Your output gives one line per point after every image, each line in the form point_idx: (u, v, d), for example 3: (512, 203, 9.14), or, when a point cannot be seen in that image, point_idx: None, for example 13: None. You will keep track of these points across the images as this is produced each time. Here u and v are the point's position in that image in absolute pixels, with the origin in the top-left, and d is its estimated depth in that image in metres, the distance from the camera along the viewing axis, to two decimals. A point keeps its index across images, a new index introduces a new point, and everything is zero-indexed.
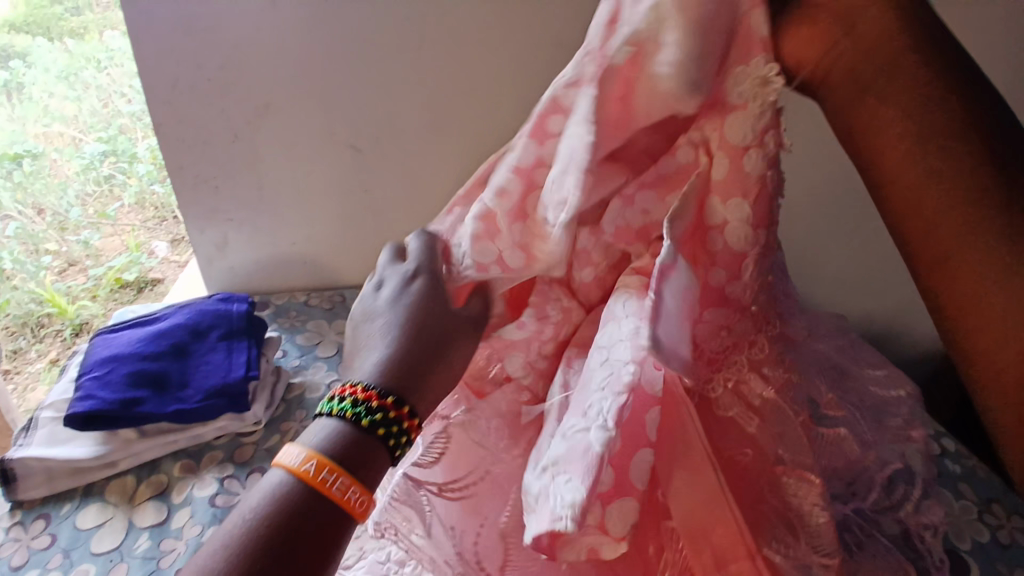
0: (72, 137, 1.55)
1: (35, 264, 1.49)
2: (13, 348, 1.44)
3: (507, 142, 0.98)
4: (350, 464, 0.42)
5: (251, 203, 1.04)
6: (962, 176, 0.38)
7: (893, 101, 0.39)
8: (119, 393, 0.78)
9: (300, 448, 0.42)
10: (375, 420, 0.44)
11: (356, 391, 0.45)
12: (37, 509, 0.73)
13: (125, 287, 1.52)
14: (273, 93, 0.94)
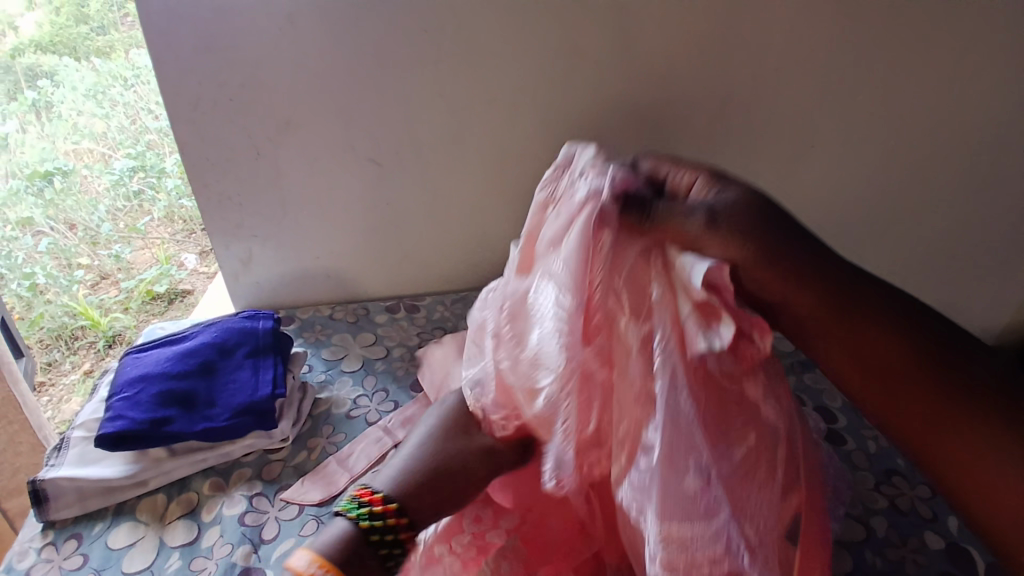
0: (102, 154, 1.58)
1: (69, 279, 1.50)
2: (48, 360, 1.46)
3: (528, 152, 0.98)
4: (344, 565, 0.55)
5: (274, 218, 1.04)
6: (926, 386, 0.50)
7: (872, 328, 0.52)
8: (149, 414, 0.78)
9: (307, 551, 0.56)
10: (371, 522, 0.57)
11: (368, 497, 0.59)
12: (70, 529, 0.74)
13: (157, 298, 1.53)
14: (294, 110, 0.94)
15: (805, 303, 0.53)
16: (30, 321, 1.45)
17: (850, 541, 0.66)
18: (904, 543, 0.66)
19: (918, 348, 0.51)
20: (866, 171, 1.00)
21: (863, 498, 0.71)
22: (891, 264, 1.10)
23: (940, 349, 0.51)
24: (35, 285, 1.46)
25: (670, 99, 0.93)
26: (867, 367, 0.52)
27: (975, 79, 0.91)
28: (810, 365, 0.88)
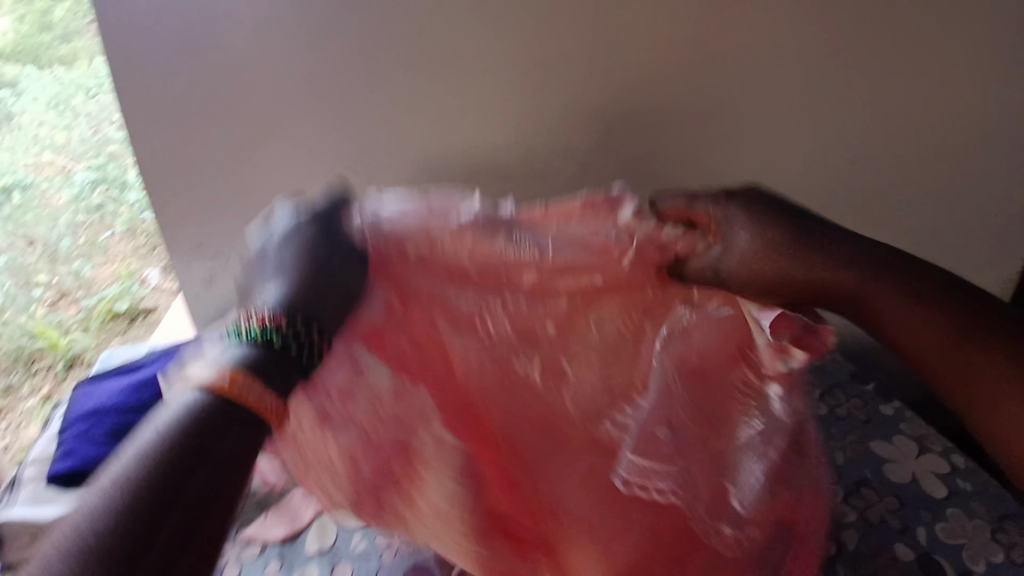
0: (63, 166, 1.56)
1: (27, 298, 1.43)
2: (5, 385, 1.36)
3: (500, 162, 0.96)
4: (251, 370, 0.48)
5: (239, 235, 1.01)
6: (949, 336, 0.51)
7: (890, 297, 0.54)
8: (102, 451, 0.75)
9: (213, 366, 0.48)
10: (277, 338, 0.51)
11: (260, 319, 0.51)
12: None
13: (116, 318, 1.47)
14: (260, 119, 0.91)
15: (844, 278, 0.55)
16: None
17: (821, 556, 0.67)
18: (875, 555, 0.67)
19: (936, 303, 0.53)
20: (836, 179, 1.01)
21: (833, 511, 0.71)
22: None
23: (975, 317, 0.51)
24: None
25: (639, 111, 0.92)
26: (915, 339, 0.53)
27: (944, 92, 0.90)
28: None
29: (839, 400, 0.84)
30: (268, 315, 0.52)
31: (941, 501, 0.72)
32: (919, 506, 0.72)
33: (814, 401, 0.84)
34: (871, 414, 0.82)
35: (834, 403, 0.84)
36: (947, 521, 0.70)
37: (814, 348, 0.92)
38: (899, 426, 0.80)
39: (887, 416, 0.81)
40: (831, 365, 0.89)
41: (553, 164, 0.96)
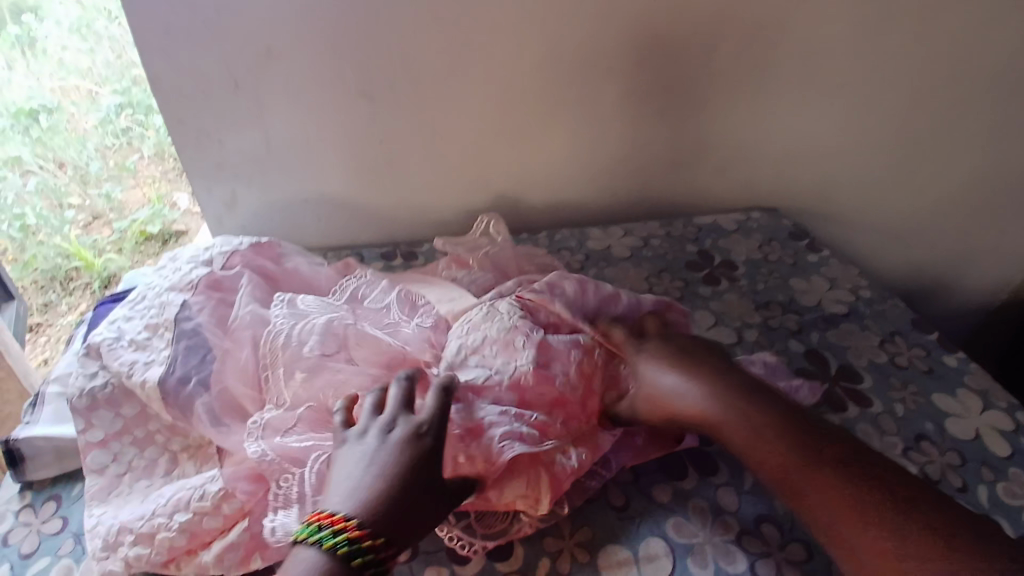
0: (89, 90, 1.40)
1: (59, 219, 1.39)
2: (44, 302, 1.36)
3: (533, 86, 0.91)
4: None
5: (258, 156, 0.95)
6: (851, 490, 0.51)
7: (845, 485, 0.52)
8: None
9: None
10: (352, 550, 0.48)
11: (331, 519, 0.49)
12: (48, 491, 0.70)
13: (150, 239, 1.42)
14: (273, 35, 0.84)
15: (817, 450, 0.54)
16: (23, 262, 1.36)
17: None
18: None
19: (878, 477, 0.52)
20: (898, 108, 0.95)
21: None
22: (920, 207, 1.07)
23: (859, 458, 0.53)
24: (26, 226, 1.36)
25: (690, 23, 0.86)
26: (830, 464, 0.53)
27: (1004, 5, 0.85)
28: (835, 320, 0.85)
29: (899, 348, 0.82)
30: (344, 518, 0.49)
31: (1003, 462, 0.70)
32: (981, 464, 0.69)
33: (873, 347, 0.82)
34: (932, 364, 0.81)
35: (895, 351, 0.82)
36: (1009, 482, 0.67)
37: (872, 294, 0.90)
38: (960, 383, 0.78)
39: (947, 370, 0.80)
40: (889, 313, 0.88)
41: (598, 84, 0.91)
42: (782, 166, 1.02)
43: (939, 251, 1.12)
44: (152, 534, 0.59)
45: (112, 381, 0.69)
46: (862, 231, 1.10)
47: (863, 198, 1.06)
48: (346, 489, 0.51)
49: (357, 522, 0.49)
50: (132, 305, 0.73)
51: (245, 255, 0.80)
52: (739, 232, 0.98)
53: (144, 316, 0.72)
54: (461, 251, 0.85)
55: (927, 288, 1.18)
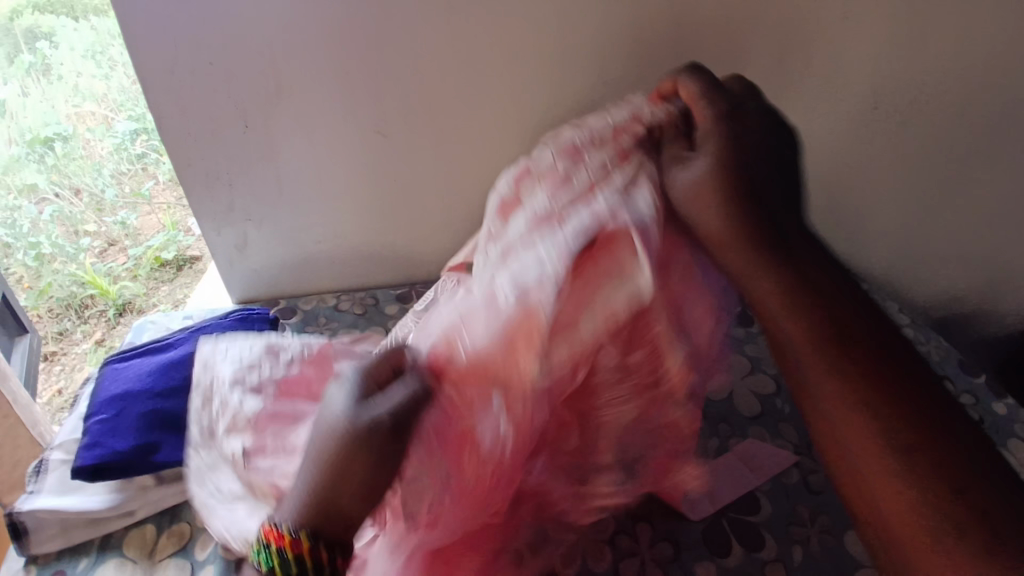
0: (104, 116, 1.35)
1: (74, 246, 1.34)
2: (58, 330, 1.30)
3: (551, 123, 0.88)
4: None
5: (269, 198, 0.92)
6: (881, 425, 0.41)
7: (863, 415, 0.42)
8: (133, 441, 0.69)
9: None
10: (291, 557, 0.46)
11: (267, 533, 0.47)
12: (52, 566, 0.66)
13: (163, 266, 1.36)
14: (283, 70, 0.81)
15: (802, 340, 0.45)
16: (37, 290, 1.31)
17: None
18: None
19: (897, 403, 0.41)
20: (930, 132, 0.91)
21: None
22: (954, 236, 1.02)
23: (930, 417, 0.41)
24: (41, 254, 1.32)
25: (715, 52, 0.83)
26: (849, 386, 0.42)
27: None
28: None
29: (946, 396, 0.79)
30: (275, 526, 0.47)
31: None
32: None
33: None
34: (982, 413, 0.78)
35: None
36: None
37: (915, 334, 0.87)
38: (1012, 434, 0.75)
39: (998, 419, 0.77)
40: (934, 355, 0.84)
41: None
42: (811, 194, 0.98)
43: (974, 278, 1.07)
44: None
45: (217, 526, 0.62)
46: (892, 259, 1.06)
47: (892, 227, 1.02)
48: (298, 482, 0.49)
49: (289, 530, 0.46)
50: (207, 427, 0.67)
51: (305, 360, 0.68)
52: None
53: (232, 443, 0.64)
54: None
55: (959, 320, 1.13)
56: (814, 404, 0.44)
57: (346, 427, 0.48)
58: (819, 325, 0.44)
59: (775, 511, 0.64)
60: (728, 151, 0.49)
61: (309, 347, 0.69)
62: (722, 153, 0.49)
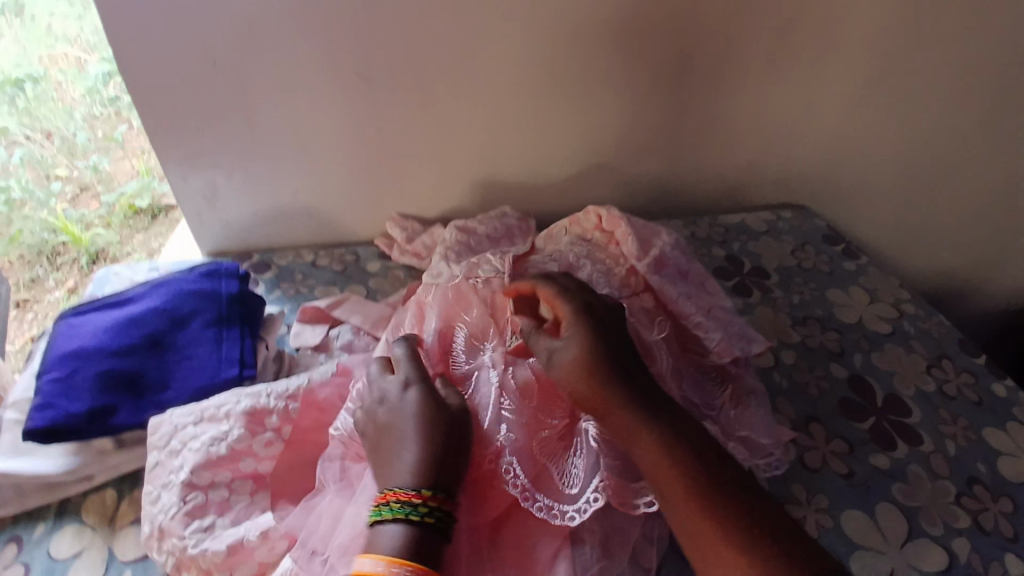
0: (77, 58, 1.16)
1: (44, 191, 1.18)
2: (30, 277, 1.14)
3: (546, 76, 0.82)
4: (424, 558, 0.48)
5: (239, 145, 0.85)
6: (747, 533, 0.47)
7: (711, 499, 0.48)
8: (88, 402, 0.64)
9: (369, 560, 0.47)
10: (430, 515, 0.49)
11: (399, 496, 0.51)
12: (7, 531, 0.62)
13: (139, 214, 1.23)
14: (256, 8, 0.74)
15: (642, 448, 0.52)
16: (7, 238, 1.15)
17: (930, 570, 0.59)
18: (987, 570, 0.60)
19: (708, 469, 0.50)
20: (936, 104, 0.88)
21: (942, 513, 0.63)
22: (954, 210, 1.00)
23: (764, 514, 0.48)
24: (9, 199, 1.17)
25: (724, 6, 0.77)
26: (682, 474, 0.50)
27: None
28: (878, 340, 0.80)
29: (947, 376, 0.77)
30: (413, 490, 0.51)
31: None
32: None
33: (920, 373, 0.77)
34: (982, 395, 0.75)
35: (943, 378, 0.77)
36: None
37: (916, 310, 0.84)
38: (1012, 417, 0.73)
39: (999, 401, 0.75)
40: (936, 333, 0.82)
41: (618, 72, 0.82)
42: (814, 162, 0.94)
43: (970, 253, 1.05)
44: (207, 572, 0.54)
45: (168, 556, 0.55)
46: (890, 233, 1.03)
47: (895, 200, 0.99)
48: (406, 446, 0.54)
49: (424, 489, 0.51)
50: (184, 441, 0.60)
51: (290, 418, 0.62)
52: (770, 236, 0.93)
53: (206, 464, 0.58)
54: (472, 223, 0.81)
55: (949, 294, 1.11)
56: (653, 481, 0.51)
57: (429, 408, 0.56)
58: (712, 495, 0.49)
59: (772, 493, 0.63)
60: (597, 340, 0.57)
61: (290, 404, 0.62)
62: (588, 345, 0.56)
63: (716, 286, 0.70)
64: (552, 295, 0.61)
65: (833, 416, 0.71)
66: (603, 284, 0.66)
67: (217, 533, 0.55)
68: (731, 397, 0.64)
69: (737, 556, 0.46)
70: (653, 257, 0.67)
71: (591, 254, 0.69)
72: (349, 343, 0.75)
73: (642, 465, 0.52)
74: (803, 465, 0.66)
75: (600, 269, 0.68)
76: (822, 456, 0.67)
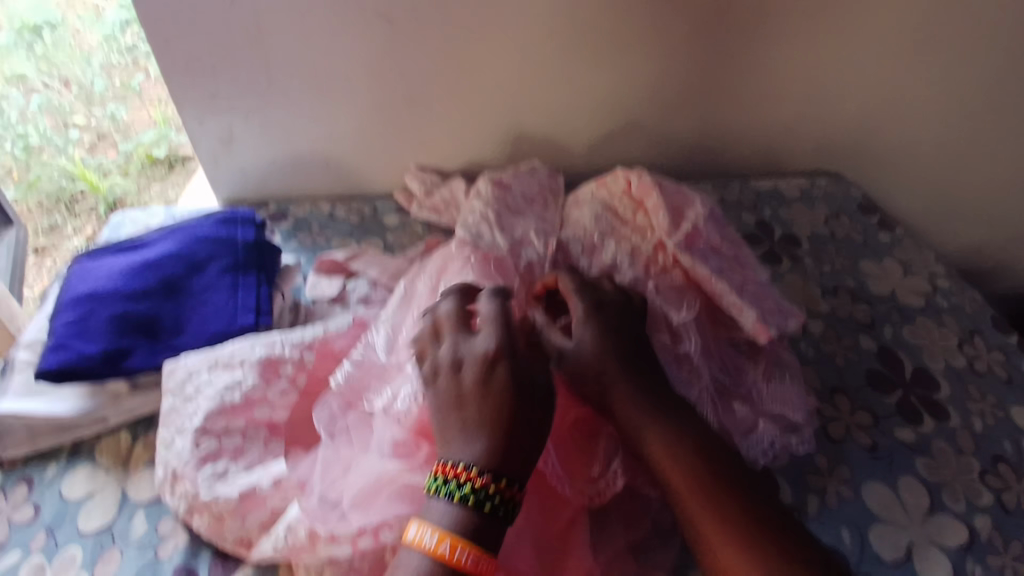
0: (93, 5, 1.30)
1: (64, 139, 1.15)
2: (48, 225, 1.08)
3: (575, 23, 0.78)
4: (481, 539, 0.46)
5: (255, 87, 0.83)
6: (759, 532, 0.45)
7: (723, 498, 0.47)
8: (103, 345, 0.64)
9: (426, 535, 0.45)
10: (491, 500, 0.46)
11: (456, 471, 0.47)
12: (19, 472, 0.62)
13: (156, 163, 1.13)
14: None
15: (653, 445, 0.51)
16: (25, 184, 1.11)
17: (951, 547, 0.57)
18: (1007, 549, 0.58)
19: (718, 467, 0.49)
20: (983, 69, 0.84)
21: (966, 490, 0.62)
22: (991, 184, 0.96)
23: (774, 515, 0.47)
24: (27, 145, 1.15)
25: None
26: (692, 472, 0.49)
27: None
28: (909, 314, 0.77)
29: (978, 352, 0.74)
30: (473, 468, 0.47)
31: None
32: None
33: (950, 349, 0.74)
34: (1012, 372, 0.73)
35: (973, 354, 0.74)
36: None
37: (950, 285, 0.82)
38: None
39: None
40: (968, 308, 0.79)
41: (649, 21, 0.78)
42: (851, 126, 0.90)
43: (1005, 230, 1.01)
44: (219, 521, 0.54)
45: (183, 501, 0.55)
46: (924, 204, 0.99)
47: (931, 170, 0.95)
48: (479, 432, 0.49)
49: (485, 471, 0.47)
50: (202, 386, 0.59)
51: (305, 366, 0.61)
52: (802, 202, 0.90)
53: (222, 412, 0.57)
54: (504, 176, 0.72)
55: (978, 273, 1.08)
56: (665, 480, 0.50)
57: (509, 386, 0.51)
58: (723, 495, 0.47)
59: (794, 459, 0.62)
60: (614, 342, 0.55)
61: (305, 353, 0.62)
62: (607, 349, 0.55)
63: (749, 258, 0.67)
64: (572, 289, 0.58)
65: (858, 388, 0.69)
66: (628, 266, 0.63)
67: (229, 479, 0.55)
68: (764, 371, 0.62)
69: (754, 565, 0.44)
70: (684, 233, 0.63)
71: (616, 230, 0.66)
72: (366, 295, 0.74)
73: (652, 462, 0.51)
74: (824, 436, 0.65)
75: (624, 248, 0.65)
76: (846, 427, 0.66)
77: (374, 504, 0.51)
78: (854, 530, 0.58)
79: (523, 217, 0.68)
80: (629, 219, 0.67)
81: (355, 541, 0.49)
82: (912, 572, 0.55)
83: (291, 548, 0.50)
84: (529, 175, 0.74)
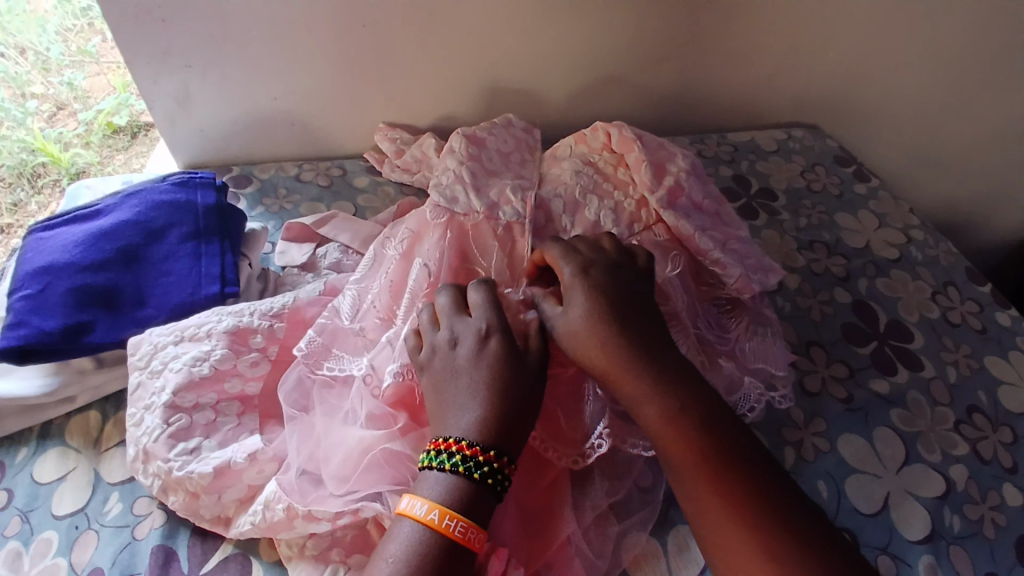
0: None
1: (21, 108, 0.97)
2: (10, 201, 0.97)
3: None
4: (469, 510, 0.45)
5: (210, 41, 0.79)
6: (764, 513, 0.43)
7: (729, 474, 0.45)
8: (62, 319, 0.61)
9: (416, 506, 0.45)
10: (482, 472, 0.46)
11: (447, 444, 0.47)
12: None
13: (117, 133, 1.06)
14: None
15: (654, 418, 0.48)
16: None
17: (927, 497, 0.58)
18: (983, 499, 0.59)
19: (725, 441, 0.46)
20: (966, 19, 0.83)
21: (941, 441, 0.63)
22: (965, 136, 0.96)
23: (781, 494, 0.45)
24: None
25: None
26: (699, 447, 0.46)
27: None
28: (884, 266, 0.78)
29: (952, 303, 0.75)
30: (464, 441, 0.47)
31: None
32: None
33: (925, 301, 0.75)
34: (986, 323, 0.74)
35: (948, 306, 0.75)
36: None
37: (925, 237, 0.82)
38: (1015, 347, 0.72)
39: (1003, 330, 0.73)
40: (944, 261, 0.80)
41: None
42: (829, 76, 0.89)
43: (975, 184, 1.02)
44: (195, 497, 0.53)
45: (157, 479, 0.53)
46: (899, 157, 0.99)
47: (907, 122, 0.94)
48: (468, 409, 0.48)
49: (474, 443, 0.46)
50: (172, 360, 0.57)
51: (276, 337, 0.60)
52: (780, 156, 0.89)
53: (195, 387, 0.56)
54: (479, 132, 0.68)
55: (949, 226, 1.09)
56: (665, 450, 0.47)
57: (499, 362, 0.49)
58: (730, 473, 0.45)
59: (772, 414, 0.63)
60: (608, 302, 0.51)
61: (276, 323, 0.60)
62: (600, 311, 0.51)
63: (731, 214, 0.67)
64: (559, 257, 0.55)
65: (834, 342, 0.69)
66: (612, 223, 0.62)
67: (203, 455, 0.54)
68: (744, 328, 0.62)
69: (760, 547, 0.42)
70: (667, 188, 0.63)
71: (597, 186, 0.64)
72: (338, 263, 0.72)
73: (653, 435, 0.48)
74: (798, 390, 0.65)
75: (607, 205, 0.63)
76: (822, 381, 0.66)
77: (352, 475, 0.50)
78: (833, 482, 0.59)
79: (499, 177, 0.65)
80: (610, 174, 0.65)
81: (336, 520, 0.50)
82: (888, 523, 0.57)
83: (272, 528, 0.51)
84: (502, 128, 0.70)
